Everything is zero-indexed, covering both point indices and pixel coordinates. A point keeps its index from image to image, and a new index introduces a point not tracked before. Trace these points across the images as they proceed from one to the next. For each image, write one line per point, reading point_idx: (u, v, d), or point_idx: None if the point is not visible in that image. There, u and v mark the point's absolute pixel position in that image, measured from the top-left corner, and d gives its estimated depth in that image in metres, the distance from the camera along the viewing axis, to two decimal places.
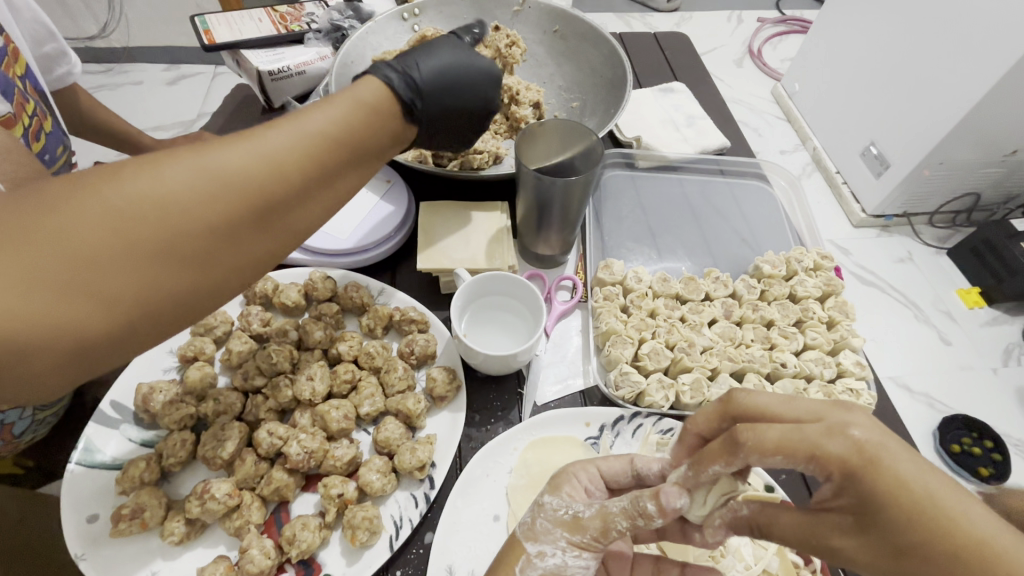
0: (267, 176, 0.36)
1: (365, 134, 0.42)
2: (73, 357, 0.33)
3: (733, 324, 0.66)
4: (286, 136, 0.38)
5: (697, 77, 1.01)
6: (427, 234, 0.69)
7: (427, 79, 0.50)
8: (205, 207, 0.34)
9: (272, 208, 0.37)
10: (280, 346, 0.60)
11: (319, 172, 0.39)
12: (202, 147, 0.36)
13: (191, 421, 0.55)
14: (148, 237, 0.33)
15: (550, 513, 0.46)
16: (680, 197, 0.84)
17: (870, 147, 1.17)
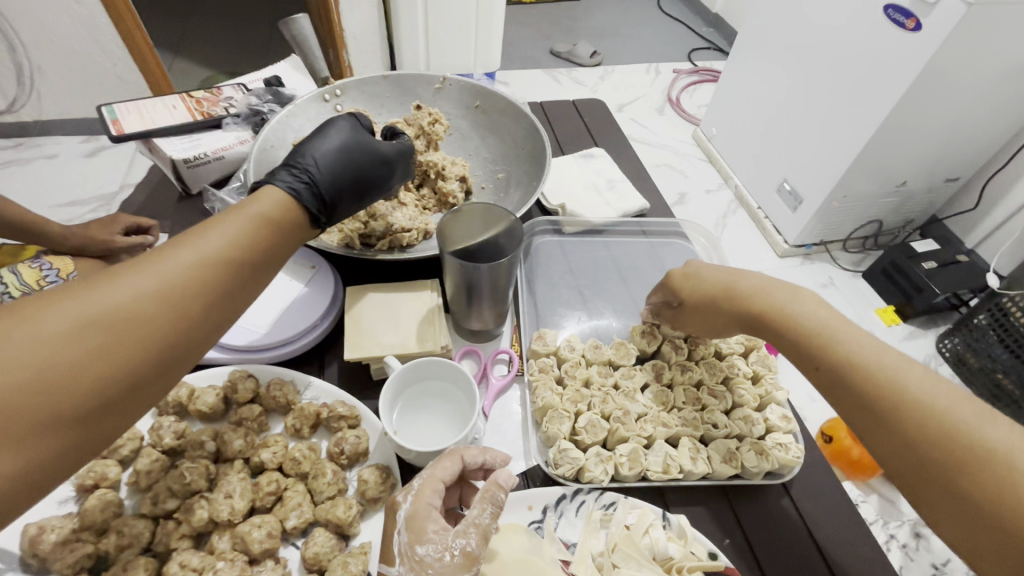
0: (167, 313, 0.38)
1: (267, 253, 0.44)
2: None
3: (664, 387, 0.68)
4: (184, 269, 0.39)
5: (614, 139, 1.07)
6: (354, 320, 0.67)
7: (325, 176, 0.51)
8: (103, 356, 0.35)
9: (171, 340, 0.38)
10: (195, 463, 0.55)
11: (220, 300, 0.41)
12: (92, 292, 0.36)
13: (89, 561, 0.50)
14: (40, 403, 0.33)
15: (434, 565, 0.46)
16: (607, 257, 0.87)
17: (784, 183, 1.27)
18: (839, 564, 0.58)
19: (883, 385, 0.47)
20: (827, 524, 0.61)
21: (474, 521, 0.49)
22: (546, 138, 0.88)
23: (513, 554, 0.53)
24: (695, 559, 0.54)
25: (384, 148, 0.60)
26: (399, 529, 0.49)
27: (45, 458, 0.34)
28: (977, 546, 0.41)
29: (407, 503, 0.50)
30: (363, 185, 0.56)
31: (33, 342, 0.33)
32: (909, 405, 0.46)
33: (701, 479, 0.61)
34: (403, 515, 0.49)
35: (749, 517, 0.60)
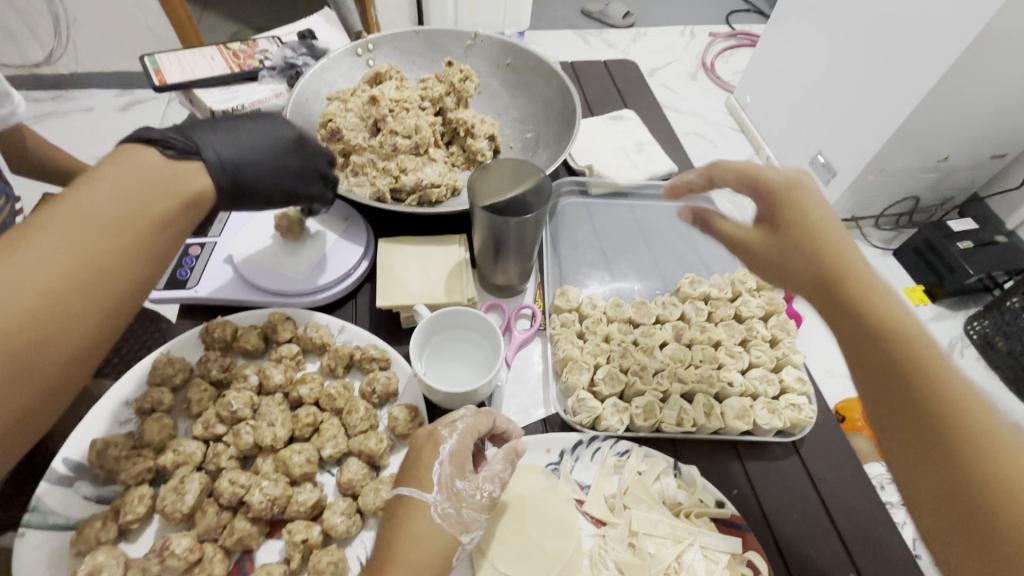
0: (22, 296, 0.39)
1: (127, 216, 0.45)
2: None
3: (684, 345, 0.69)
4: (32, 256, 0.40)
5: (645, 102, 1.06)
6: (386, 269, 0.70)
7: (216, 145, 0.54)
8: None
9: (83, 287, 0.41)
10: (240, 393, 0.60)
11: (83, 274, 0.41)
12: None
13: (149, 475, 0.55)
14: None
15: (471, 501, 0.51)
16: (632, 221, 0.87)
17: (818, 156, 1.24)
18: (841, 519, 0.61)
19: (904, 336, 0.39)
20: (833, 483, 0.63)
21: (498, 472, 0.54)
22: (577, 98, 0.87)
23: (528, 491, 0.58)
24: (702, 506, 0.57)
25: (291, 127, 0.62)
26: (443, 460, 0.52)
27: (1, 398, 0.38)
28: (952, 543, 0.35)
29: (451, 441, 0.53)
30: (281, 163, 0.58)
31: None
32: (934, 366, 0.38)
33: (713, 434, 0.64)
34: (448, 450, 0.52)
35: (758, 472, 0.63)
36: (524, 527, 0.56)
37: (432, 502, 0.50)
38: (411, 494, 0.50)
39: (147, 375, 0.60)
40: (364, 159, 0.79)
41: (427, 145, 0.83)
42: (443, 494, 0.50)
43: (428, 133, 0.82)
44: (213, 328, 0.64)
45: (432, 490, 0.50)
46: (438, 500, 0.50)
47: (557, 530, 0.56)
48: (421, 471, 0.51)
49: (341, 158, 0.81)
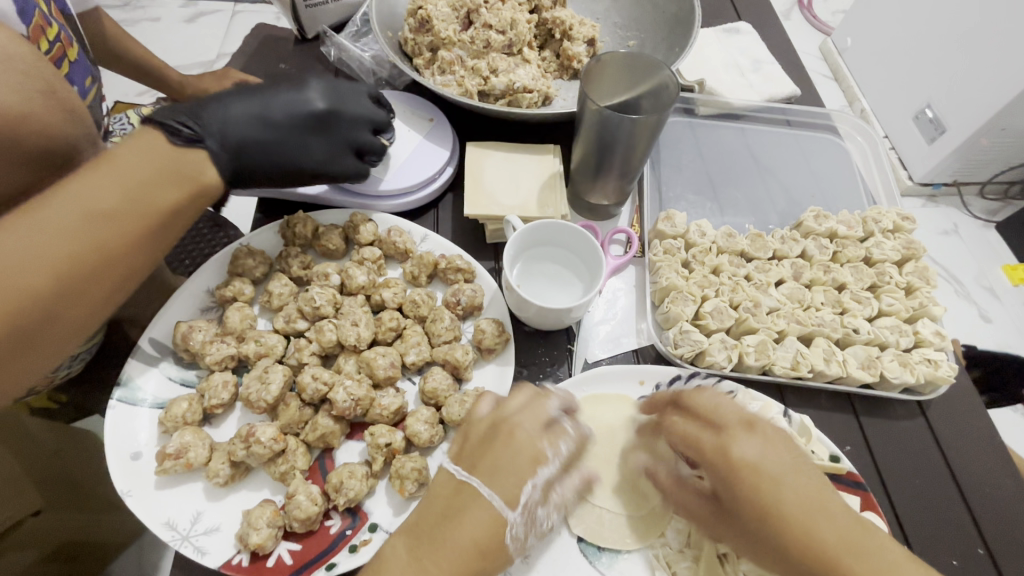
0: (27, 273, 0.38)
1: (126, 209, 0.42)
2: None
3: (802, 286, 0.62)
4: (26, 244, 0.38)
5: (762, 16, 0.92)
6: (475, 175, 0.64)
7: (219, 120, 0.51)
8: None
9: (85, 272, 0.40)
10: (323, 290, 0.57)
11: (78, 265, 0.40)
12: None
13: (232, 363, 0.54)
14: None
15: (538, 526, 0.44)
16: (743, 146, 0.77)
17: (925, 110, 1.02)
18: (973, 490, 0.53)
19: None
20: (966, 453, 0.55)
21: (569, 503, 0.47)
22: None
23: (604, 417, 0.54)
24: (815, 460, 0.51)
25: (303, 96, 0.56)
26: (536, 484, 0.43)
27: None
28: None
29: (552, 468, 0.44)
30: (287, 140, 0.54)
31: None
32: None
33: (828, 382, 0.57)
34: (546, 475, 0.43)
35: (876, 431, 0.56)
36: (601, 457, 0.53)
37: (508, 522, 0.41)
38: (489, 498, 0.41)
39: (228, 264, 0.57)
40: (453, 55, 0.72)
41: (521, 44, 0.75)
42: (523, 519, 0.42)
43: (524, 30, 0.74)
44: (295, 222, 0.60)
45: (518, 511, 0.41)
46: (517, 521, 0.41)
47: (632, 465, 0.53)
48: (512, 477, 0.42)
49: (428, 53, 0.74)
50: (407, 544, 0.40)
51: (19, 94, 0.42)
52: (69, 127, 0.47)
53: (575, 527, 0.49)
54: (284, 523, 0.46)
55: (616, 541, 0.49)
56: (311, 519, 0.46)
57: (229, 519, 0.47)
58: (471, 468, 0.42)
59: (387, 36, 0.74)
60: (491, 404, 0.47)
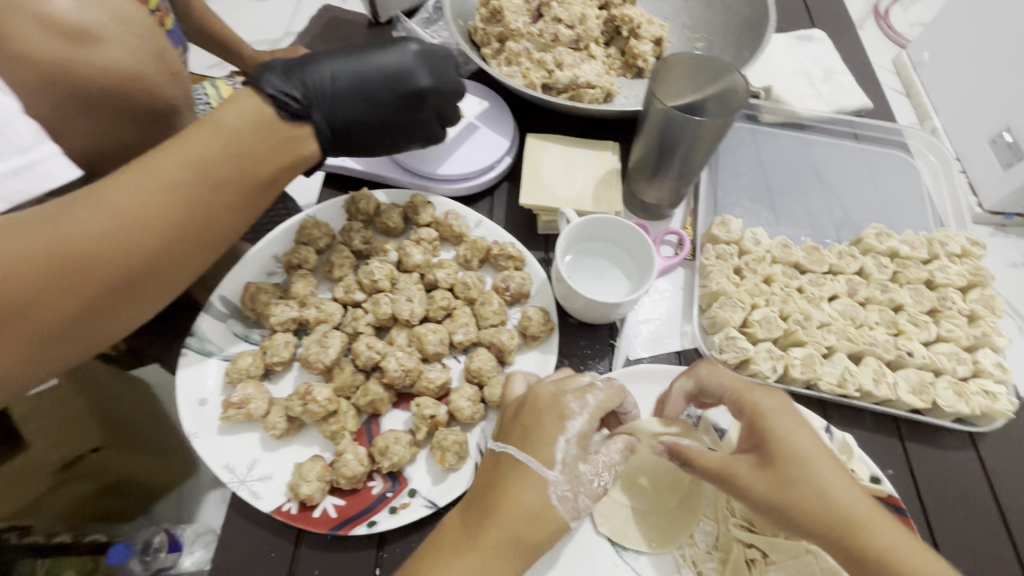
0: (140, 232, 0.39)
1: (235, 176, 0.43)
2: (48, 362, 0.38)
3: (857, 303, 0.60)
4: (138, 202, 0.39)
5: (838, 24, 0.89)
6: (534, 165, 0.65)
7: (324, 94, 0.52)
8: (59, 291, 0.36)
9: (189, 233, 0.41)
10: (382, 265, 0.60)
11: (182, 225, 0.41)
12: (62, 221, 0.37)
13: (293, 325, 0.57)
14: (81, 275, 0.37)
15: (587, 487, 0.44)
16: (806, 157, 0.76)
17: (1004, 133, 0.95)
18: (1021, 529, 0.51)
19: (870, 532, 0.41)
20: (1018, 492, 0.53)
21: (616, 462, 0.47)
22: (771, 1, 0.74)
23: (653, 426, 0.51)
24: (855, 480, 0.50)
25: (395, 60, 0.56)
26: (568, 439, 0.43)
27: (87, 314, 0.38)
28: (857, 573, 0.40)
29: (581, 421, 0.44)
30: (376, 103, 0.55)
31: (77, 229, 0.37)
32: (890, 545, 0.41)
33: (876, 404, 0.56)
34: (577, 429, 0.44)
35: (921, 458, 0.54)
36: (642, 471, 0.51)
37: (550, 482, 0.42)
38: (523, 461, 0.42)
39: (296, 233, 0.61)
40: (521, 47, 0.73)
41: (588, 39, 0.75)
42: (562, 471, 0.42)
43: (592, 26, 0.75)
44: (359, 198, 0.63)
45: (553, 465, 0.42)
46: (557, 479, 0.42)
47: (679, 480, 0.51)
48: (546, 441, 0.43)
49: (496, 43, 0.75)
50: (461, 514, 0.42)
51: (133, 54, 0.46)
52: (170, 89, 0.50)
53: (601, 525, 0.50)
54: (332, 479, 0.49)
55: (642, 542, 0.49)
56: (356, 478, 0.49)
57: (282, 469, 0.51)
58: (507, 438, 0.44)
59: (459, 24, 0.76)
60: (524, 384, 0.51)
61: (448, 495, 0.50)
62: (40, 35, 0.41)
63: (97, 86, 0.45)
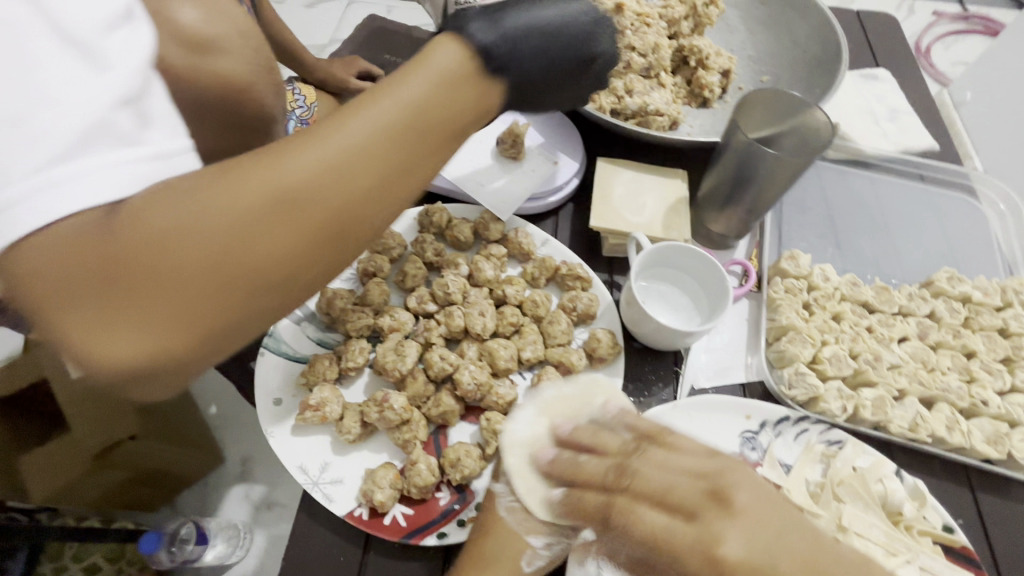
0: (350, 177, 0.30)
1: (451, 113, 0.33)
2: (228, 335, 0.29)
3: (927, 346, 0.60)
4: (348, 138, 0.30)
5: (901, 64, 0.90)
6: (604, 189, 0.66)
7: (519, 49, 0.36)
8: (257, 237, 0.28)
9: (398, 181, 0.32)
10: (455, 278, 0.61)
11: (391, 173, 0.31)
12: (275, 161, 0.30)
13: (367, 332, 0.58)
14: (286, 222, 0.29)
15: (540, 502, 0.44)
16: (872, 196, 0.76)
17: None
18: None
19: None
20: None
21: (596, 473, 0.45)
22: (844, 40, 0.75)
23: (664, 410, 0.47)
24: (926, 526, 0.49)
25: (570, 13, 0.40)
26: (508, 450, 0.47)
27: (281, 269, 0.29)
28: None
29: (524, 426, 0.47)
30: (556, 63, 0.39)
31: (289, 170, 0.29)
32: None
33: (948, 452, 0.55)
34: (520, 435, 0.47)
35: (994, 511, 0.53)
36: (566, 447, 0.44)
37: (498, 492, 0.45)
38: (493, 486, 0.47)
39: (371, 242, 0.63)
40: None
41: (659, 68, 0.77)
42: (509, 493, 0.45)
43: (664, 55, 0.76)
44: (433, 212, 0.65)
45: (501, 481, 0.46)
46: (502, 491, 0.45)
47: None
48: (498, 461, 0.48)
49: None
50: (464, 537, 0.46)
51: (250, 65, 0.48)
52: (275, 99, 0.52)
53: None
54: (403, 488, 0.50)
55: None
56: (426, 488, 0.49)
57: (352, 474, 0.51)
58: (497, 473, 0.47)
59: None
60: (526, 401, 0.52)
61: None
62: (175, 47, 0.43)
63: (218, 94, 0.47)
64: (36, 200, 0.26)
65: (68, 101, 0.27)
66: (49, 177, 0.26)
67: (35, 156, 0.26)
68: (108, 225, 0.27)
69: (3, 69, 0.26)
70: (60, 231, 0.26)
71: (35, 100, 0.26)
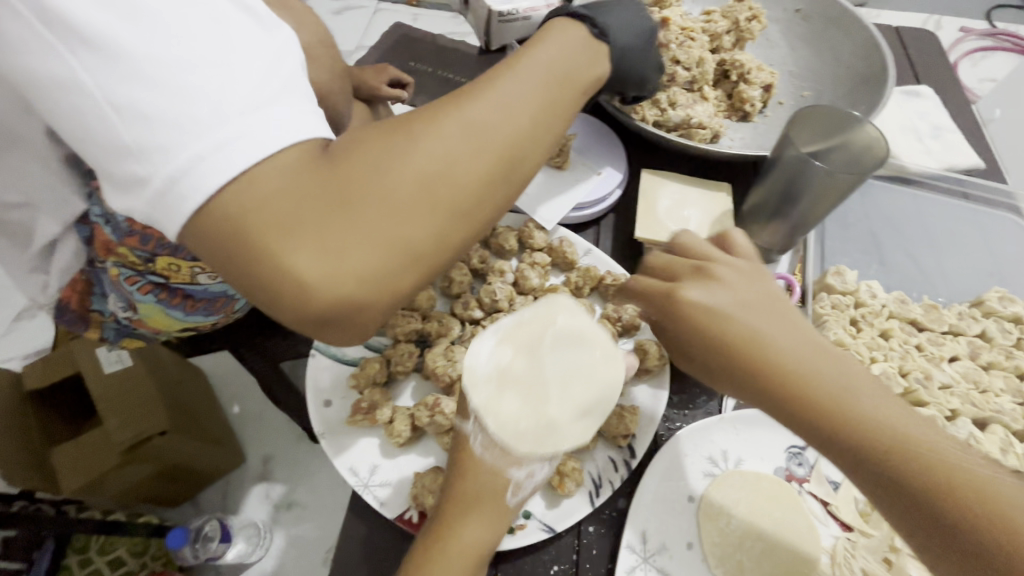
0: (521, 116, 0.35)
1: (576, 74, 0.39)
2: (433, 257, 0.33)
3: (979, 367, 0.60)
4: (514, 87, 0.35)
5: (943, 81, 0.89)
6: (649, 200, 0.67)
7: (619, 38, 0.45)
8: (458, 163, 0.32)
9: (552, 123, 0.36)
10: (501, 285, 0.62)
11: (547, 114, 0.36)
12: (461, 104, 0.34)
13: (415, 336, 0.59)
14: (478, 151, 0.33)
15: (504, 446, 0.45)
16: (917, 216, 0.74)
17: None
18: None
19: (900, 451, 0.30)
20: None
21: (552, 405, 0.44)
22: (889, 57, 0.75)
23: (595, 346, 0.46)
24: None
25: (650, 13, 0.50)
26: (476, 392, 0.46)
27: (476, 191, 0.33)
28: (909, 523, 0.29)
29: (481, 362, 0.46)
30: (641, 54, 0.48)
31: (476, 110, 0.33)
32: (870, 441, 0.31)
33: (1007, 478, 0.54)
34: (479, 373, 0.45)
35: None
36: (540, 367, 0.44)
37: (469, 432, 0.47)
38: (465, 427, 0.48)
39: None
40: None
41: (702, 81, 0.78)
42: (495, 427, 0.44)
43: (708, 69, 0.77)
44: None
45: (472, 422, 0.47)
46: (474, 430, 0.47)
47: (587, 367, 0.45)
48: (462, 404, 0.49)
49: None
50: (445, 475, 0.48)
51: (322, 75, 0.49)
52: (341, 109, 0.53)
53: (717, 567, 0.50)
54: None
55: None
56: None
57: (401, 477, 0.52)
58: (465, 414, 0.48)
59: None
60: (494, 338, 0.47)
61: (566, 521, 0.50)
62: None
63: None
64: (214, 158, 0.28)
65: (235, 64, 0.29)
66: (220, 136, 0.28)
67: (216, 107, 0.28)
68: (329, 160, 0.31)
69: (166, 62, 0.28)
70: (286, 159, 0.30)
71: (206, 62, 0.28)
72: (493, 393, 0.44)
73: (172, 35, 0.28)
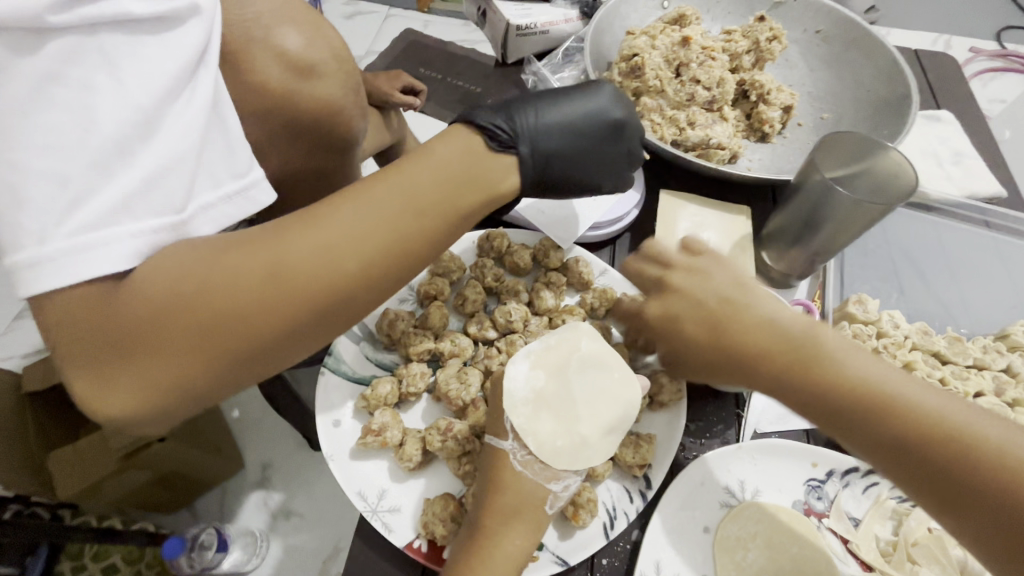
0: (344, 258, 0.34)
1: (438, 202, 0.37)
2: (222, 385, 0.33)
3: (1004, 404, 0.58)
4: (348, 223, 0.35)
5: (962, 105, 0.88)
6: (667, 222, 0.66)
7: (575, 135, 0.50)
8: (256, 308, 0.32)
9: (383, 266, 0.35)
10: (517, 305, 0.60)
11: (378, 259, 0.35)
12: (285, 240, 0.34)
13: (427, 355, 0.58)
14: (284, 292, 0.33)
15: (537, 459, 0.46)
16: (936, 244, 0.73)
17: None
18: None
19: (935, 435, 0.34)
20: None
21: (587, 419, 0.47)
22: (913, 81, 0.74)
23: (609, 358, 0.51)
24: None
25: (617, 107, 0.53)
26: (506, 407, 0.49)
27: (272, 333, 0.33)
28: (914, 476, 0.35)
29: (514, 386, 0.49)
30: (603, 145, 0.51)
31: (295, 250, 0.33)
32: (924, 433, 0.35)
33: None
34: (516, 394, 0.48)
35: None
36: (568, 389, 0.49)
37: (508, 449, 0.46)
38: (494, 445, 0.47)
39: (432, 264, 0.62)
40: (655, 103, 0.75)
41: (722, 102, 0.76)
42: (534, 446, 0.46)
43: (729, 89, 0.75)
44: (494, 236, 0.64)
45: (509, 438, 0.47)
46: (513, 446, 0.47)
47: (609, 389, 0.49)
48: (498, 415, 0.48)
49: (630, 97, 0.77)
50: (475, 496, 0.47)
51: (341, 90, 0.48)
52: (359, 124, 0.53)
53: None
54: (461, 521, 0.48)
55: None
56: None
57: (410, 502, 0.50)
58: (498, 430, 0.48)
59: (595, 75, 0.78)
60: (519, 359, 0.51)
61: (580, 554, 0.49)
62: (277, 69, 0.44)
63: (309, 117, 0.47)
64: (73, 259, 0.29)
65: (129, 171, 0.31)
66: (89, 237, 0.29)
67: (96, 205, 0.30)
68: (120, 293, 0.30)
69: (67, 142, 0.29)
70: (76, 297, 0.30)
71: (87, 168, 0.30)
72: (532, 415, 0.47)
73: (67, 136, 0.29)
